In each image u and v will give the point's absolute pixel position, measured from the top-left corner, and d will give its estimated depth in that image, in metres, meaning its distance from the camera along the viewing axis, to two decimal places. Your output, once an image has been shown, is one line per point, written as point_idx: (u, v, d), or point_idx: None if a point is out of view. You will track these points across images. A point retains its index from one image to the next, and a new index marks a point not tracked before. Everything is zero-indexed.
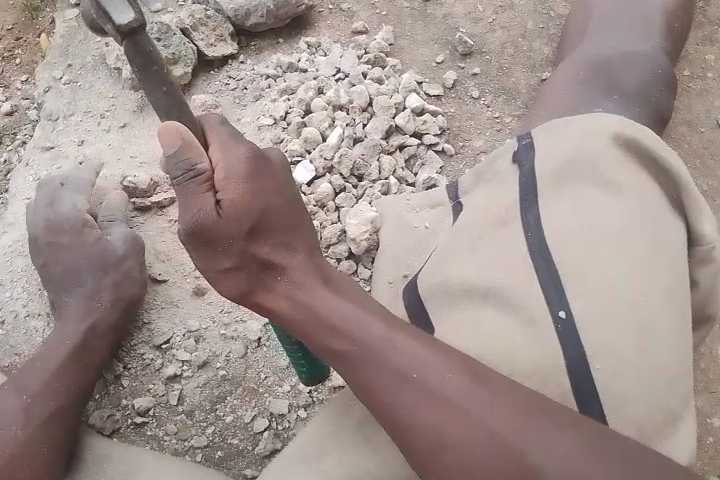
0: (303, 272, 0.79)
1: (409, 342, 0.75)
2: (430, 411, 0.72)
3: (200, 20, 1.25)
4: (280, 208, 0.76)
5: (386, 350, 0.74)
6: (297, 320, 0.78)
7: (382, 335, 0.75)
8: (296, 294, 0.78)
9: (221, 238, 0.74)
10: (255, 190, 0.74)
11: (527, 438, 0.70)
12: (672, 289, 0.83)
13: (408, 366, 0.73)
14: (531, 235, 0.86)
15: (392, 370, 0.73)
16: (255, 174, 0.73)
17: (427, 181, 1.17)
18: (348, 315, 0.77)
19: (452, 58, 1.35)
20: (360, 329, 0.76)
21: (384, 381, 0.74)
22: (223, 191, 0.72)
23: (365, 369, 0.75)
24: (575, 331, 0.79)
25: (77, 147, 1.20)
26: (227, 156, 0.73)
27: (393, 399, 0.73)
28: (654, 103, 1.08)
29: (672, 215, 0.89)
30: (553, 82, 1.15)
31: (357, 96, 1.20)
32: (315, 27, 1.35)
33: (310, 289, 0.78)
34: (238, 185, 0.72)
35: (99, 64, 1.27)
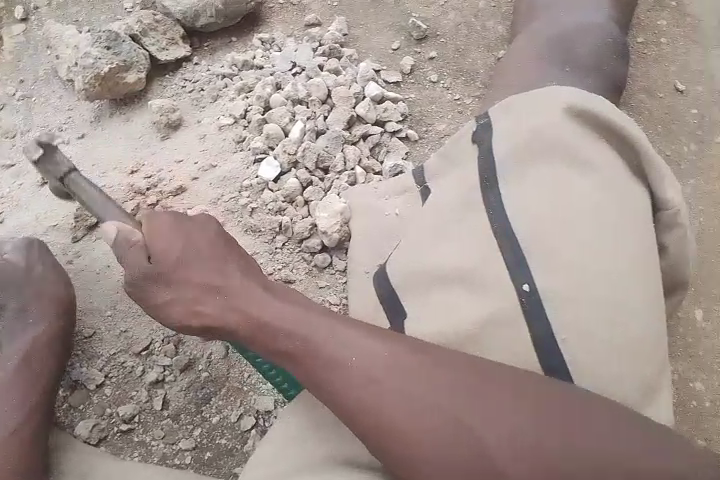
0: (246, 288, 0.84)
1: (350, 333, 0.79)
2: (374, 394, 0.75)
3: (150, 25, 1.24)
4: (207, 243, 0.86)
5: (324, 343, 0.78)
6: (242, 326, 0.82)
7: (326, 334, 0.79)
8: (237, 308, 0.83)
9: (159, 283, 0.83)
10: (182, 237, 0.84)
11: (474, 409, 0.72)
12: (639, 254, 0.84)
13: (350, 355, 0.77)
14: (494, 215, 0.88)
15: (333, 357, 0.78)
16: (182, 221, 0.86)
17: (394, 168, 1.17)
18: (288, 318, 0.81)
19: (408, 44, 1.35)
20: (308, 330, 0.80)
21: (332, 374, 0.77)
22: (155, 248, 0.83)
23: (313, 366, 0.78)
24: (539, 304, 0.81)
25: (37, 163, 1.18)
26: (155, 218, 0.85)
27: (341, 389, 0.76)
28: (608, 72, 1.09)
29: (635, 183, 0.91)
30: (510, 60, 1.16)
31: (315, 89, 1.19)
32: (268, 23, 1.34)
33: (253, 299, 0.83)
34: (166, 236, 0.84)
35: (51, 78, 1.25)
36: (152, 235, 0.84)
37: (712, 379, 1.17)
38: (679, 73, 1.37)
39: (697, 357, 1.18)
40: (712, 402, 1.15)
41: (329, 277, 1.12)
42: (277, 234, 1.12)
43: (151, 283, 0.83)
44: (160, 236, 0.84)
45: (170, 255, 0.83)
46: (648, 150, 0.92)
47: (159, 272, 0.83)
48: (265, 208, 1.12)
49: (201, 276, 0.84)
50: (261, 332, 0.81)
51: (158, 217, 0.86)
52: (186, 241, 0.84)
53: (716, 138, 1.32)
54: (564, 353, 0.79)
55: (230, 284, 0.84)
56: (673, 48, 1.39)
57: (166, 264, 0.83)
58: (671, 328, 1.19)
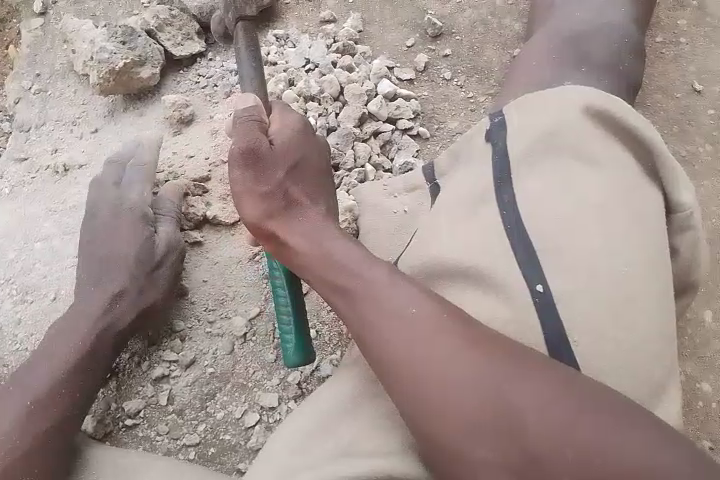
0: (324, 221, 0.88)
1: (399, 289, 0.77)
2: (408, 345, 0.73)
3: (165, 20, 1.25)
4: (310, 170, 0.93)
5: (377, 290, 0.78)
6: (314, 252, 0.84)
7: (388, 283, 0.78)
8: (311, 232, 0.86)
9: (266, 162, 0.88)
10: (297, 150, 0.92)
11: (499, 385, 0.68)
12: (651, 257, 0.83)
13: (399, 305, 0.76)
14: (507, 216, 0.86)
15: (381, 307, 0.76)
16: (300, 133, 0.93)
17: (404, 165, 1.17)
18: (353, 260, 0.82)
19: (422, 41, 1.34)
20: (368, 270, 0.80)
21: (386, 325, 0.75)
22: (277, 139, 0.90)
23: (363, 309, 0.78)
24: (553, 307, 0.79)
25: (51, 155, 1.20)
26: (284, 122, 0.93)
27: (390, 344, 0.74)
28: (624, 71, 1.07)
29: (648, 185, 0.89)
30: (524, 57, 1.14)
31: (328, 86, 1.19)
32: (283, 19, 1.34)
33: (327, 232, 0.86)
34: (287, 135, 0.91)
35: (68, 72, 1.26)
36: (275, 130, 0.92)
37: None
38: (699, 74, 1.34)
39: (710, 364, 1.15)
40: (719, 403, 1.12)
41: None
42: None
43: (258, 163, 0.87)
44: (281, 131, 0.92)
45: (285, 154, 0.90)
46: (664, 153, 0.90)
47: (270, 158, 0.88)
48: None
49: (293, 190, 0.90)
50: (328, 262, 0.83)
51: (289, 121, 0.93)
52: (297, 155, 0.91)
53: None
54: (576, 357, 0.77)
55: (309, 211, 0.89)
56: (692, 48, 1.37)
57: (281, 152, 0.89)
58: (679, 329, 1.16)
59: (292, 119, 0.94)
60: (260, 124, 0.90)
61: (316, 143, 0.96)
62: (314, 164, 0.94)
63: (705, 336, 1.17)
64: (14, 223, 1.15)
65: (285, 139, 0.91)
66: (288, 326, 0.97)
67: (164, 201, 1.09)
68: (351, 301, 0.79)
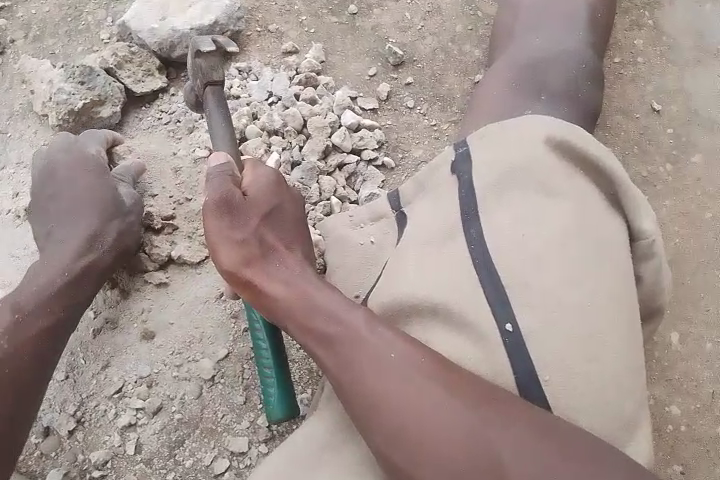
0: (304, 269, 0.85)
1: (382, 335, 0.77)
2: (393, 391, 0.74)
3: (125, 58, 1.23)
4: (288, 216, 0.91)
5: (360, 338, 0.77)
6: (292, 300, 0.82)
7: (369, 330, 0.78)
8: (291, 280, 0.84)
9: (240, 212, 0.86)
10: (275, 197, 0.90)
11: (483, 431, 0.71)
12: (615, 288, 0.85)
13: (383, 350, 0.76)
14: (474, 250, 0.87)
15: (366, 353, 0.76)
16: (275, 181, 0.92)
17: (369, 196, 1.17)
18: (333, 307, 0.81)
19: (384, 70, 1.34)
20: (350, 318, 0.79)
21: (368, 372, 0.76)
22: (250, 190, 0.89)
23: (345, 356, 0.77)
24: (522, 345, 0.80)
25: (12, 201, 1.17)
26: (259, 174, 0.91)
27: (372, 392, 0.75)
28: (582, 99, 1.09)
29: (611, 215, 0.91)
30: (485, 85, 1.15)
31: (291, 119, 1.19)
32: (245, 51, 1.34)
33: (308, 280, 0.84)
34: (262, 184, 0.90)
35: (27, 113, 1.25)
36: (249, 182, 0.90)
37: (688, 401, 1.16)
38: (656, 93, 1.37)
39: (677, 386, 1.17)
40: (687, 426, 1.14)
41: None
42: None
43: (232, 212, 0.85)
44: (256, 181, 0.90)
45: (260, 204, 0.88)
46: (626, 184, 0.92)
47: (244, 208, 0.86)
48: None
49: (269, 235, 0.87)
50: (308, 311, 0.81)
51: (262, 173, 0.92)
52: (274, 203, 0.90)
53: (693, 159, 1.32)
54: (545, 392, 0.79)
55: (285, 257, 0.87)
56: (649, 67, 1.39)
57: (255, 203, 0.88)
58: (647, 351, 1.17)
59: (266, 170, 0.92)
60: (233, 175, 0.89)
61: (292, 190, 0.94)
62: (291, 212, 0.91)
63: (672, 359, 1.18)
64: None
65: (259, 188, 0.89)
66: (270, 378, 0.97)
67: (127, 172, 1.12)
68: (332, 351, 0.78)
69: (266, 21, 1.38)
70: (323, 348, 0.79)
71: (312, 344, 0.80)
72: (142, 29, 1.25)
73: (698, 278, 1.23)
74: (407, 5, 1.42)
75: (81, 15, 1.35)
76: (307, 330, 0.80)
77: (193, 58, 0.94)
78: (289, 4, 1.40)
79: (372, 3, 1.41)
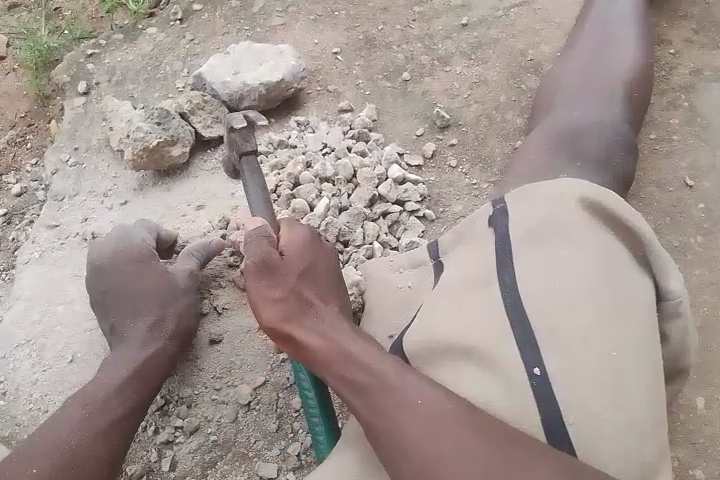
0: (338, 320, 0.93)
1: (411, 382, 0.84)
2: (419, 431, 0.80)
3: (197, 105, 1.36)
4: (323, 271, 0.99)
5: (390, 384, 0.84)
6: (327, 350, 0.89)
7: (397, 378, 0.84)
8: (326, 332, 0.91)
9: (278, 270, 0.93)
10: (308, 255, 0.98)
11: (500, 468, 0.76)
12: (642, 340, 0.89)
13: (411, 394, 0.83)
14: (506, 296, 0.93)
15: (396, 395, 0.83)
16: (311, 242, 1.00)
17: (409, 244, 1.25)
18: (367, 355, 0.88)
19: (431, 131, 1.45)
20: (381, 367, 0.86)
21: (398, 412, 0.82)
22: (287, 251, 0.97)
23: (377, 401, 0.84)
24: (549, 389, 0.84)
25: (81, 224, 1.29)
26: (292, 234, 0.99)
27: (403, 431, 0.81)
28: (615, 168, 1.17)
29: (639, 273, 0.97)
30: (525, 149, 1.23)
31: (342, 168, 1.29)
32: (304, 107, 1.47)
33: (340, 330, 0.91)
34: (297, 245, 0.98)
35: (104, 146, 1.37)
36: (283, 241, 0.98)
37: (714, 468, 1.16)
38: (691, 169, 1.43)
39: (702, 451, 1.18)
40: None
41: None
42: None
43: (270, 271, 0.93)
44: (292, 243, 0.98)
45: (296, 263, 0.96)
46: (656, 247, 0.98)
47: (282, 267, 0.94)
48: None
49: (305, 292, 0.94)
50: (342, 360, 0.88)
51: (297, 233, 1.00)
52: (309, 260, 0.98)
53: None
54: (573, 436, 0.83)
55: (322, 311, 0.94)
56: (683, 145, 1.46)
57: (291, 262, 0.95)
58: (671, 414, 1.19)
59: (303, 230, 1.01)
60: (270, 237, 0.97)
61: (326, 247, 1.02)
62: (324, 267, 1.00)
63: (699, 422, 1.19)
64: (36, 295, 1.22)
65: (294, 249, 0.97)
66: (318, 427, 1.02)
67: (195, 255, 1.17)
68: (364, 396, 0.85)
69: (325, 82, 1.51)
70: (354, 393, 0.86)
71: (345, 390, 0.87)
72: (216, 80, 1.39)
73: None
74: (456, 75, 1.54)
75: (160, 65, 1.52)
76: (341, 378, 0.87)
77: (230, 134, 1.05)
78: (348, 69, 1.54)
79: (424, 72, 1.55)
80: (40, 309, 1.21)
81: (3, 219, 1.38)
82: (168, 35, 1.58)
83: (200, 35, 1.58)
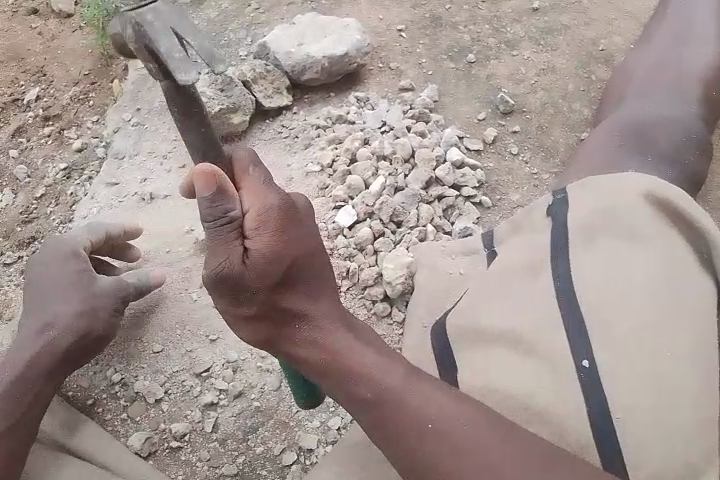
0: (334, 321, 0.83)
1: (423, 387, 0.81)
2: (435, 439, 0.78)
3: (260, 74, 1.36)
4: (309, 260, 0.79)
5: (398, 392, 0.80)
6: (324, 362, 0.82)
7: (404, 385, 0.81)
8: (319, 340, 0.82)
9: (247, 284, 0.75)
10: (285, 239, 0.75)
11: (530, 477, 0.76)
12: (699, 345, 0.84)
13: (422, 402, 0.80)
14: (559, 286, 0.90)
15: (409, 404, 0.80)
16: (286, 221, 0.75)
17: (463, 230, 1.22)
18: (372, 363, 0.82)
19: (493, 116, 1.41)
20: (385, 375, 0.81)
21: (407, 431, 0.79)
22: (252, 242, 0.74)
23: (385, 411, 0.80)
24: (597, 381, 0.82)
25: (139, 184, 1.30)
26: (260, 203, 0.74)
27: (414, 446, 0.79)
28: (688, 167, 1.11)
29: (704, 272, 0.91)
30: (594, 140, 1.18)
31: (400, 148, 1.27)
32: (365, 83, 1.44)
33: (337, 336, 0.82)
34: (264, 233, 0.74)
35: (165, 109, 1.38)
36: (252, 218, 0.74)
37: None
38: None
39: None
40: None
41: (386, 327, 1.17)
42: (343, 279, 1.18)
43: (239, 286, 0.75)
44: (254, 229, 0.74)
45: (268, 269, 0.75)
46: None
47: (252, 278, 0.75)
48: (337, 252, 1.20)
49: (289, 300, 0.79)
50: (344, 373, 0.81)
51: (263, 209, 0.74)
52: (292, 250, 0.77)
53: None
54: (618, 434, 0.79)
55: (312, 317, 0.82)
56: None
57: (261, 264, 0.74)
58: None
59: (271, 196, 0.75)
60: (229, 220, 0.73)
61: (302, 218, 0.78)
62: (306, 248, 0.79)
63: None
64: None
65: (262, 242, 0.74)
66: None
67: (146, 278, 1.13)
68: (370, 409, 0.81)
69: (388, 59, 1.49)
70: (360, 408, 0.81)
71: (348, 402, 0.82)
72: (279, 50, 1.38)
73: None
74: (523, 60, 1.50)
75: (224, 32, 1.51)
76: (344, 391, 0.81)
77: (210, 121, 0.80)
78: (412, 47, 1.51)
79: (490, 55, 1.51)
80: None
81: (62, 174, 1.40)
82: (233, 2, 1.57)
83: (265, 3, 1.57)
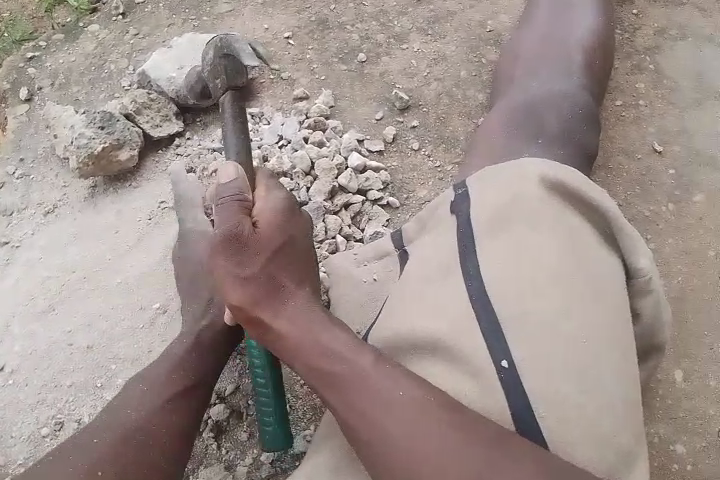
0: (309, 302, 0.84)
1: (401, 379, 0.76)
2: (401, 431, 0.73)
3: (144, 104, 1.30)
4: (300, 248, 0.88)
5: (369, 381, 0.76)
6: (303, 346, 0.80)
7: (378, 374, 0.77)
8: (298, 320, 0.82)
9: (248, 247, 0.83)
10: (284, 226, 0.86)
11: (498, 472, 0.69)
12: (606, 328, 0.82)
13: (395, 393, 0.75)
14: (470, 283, 0.85)
15: (379, 398, 0.75)
16: (284, 212, 0.87)
17: (374, 235, 1.20)
18: (345, 350, 0.79)
19: (391, 113, 1.40)
20: (360, 359, 0.78)
21: (374, 409, 0.75)
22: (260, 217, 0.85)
23: (356, 402, 0.76)
24: (520, 382, 0.77)
25: (30, 239, 1.23)
26: (266, 199, 0.88)
27: (379, 431, 0.74)
28: (579, 142, 1.12)
29: (604, 250, 0.92)
30: (484, 126, 1.19)
31: (299, 161, 1.24)
32: (258, 98, 1.40)
33: (314, 321, 0.82)
34: (270, 213, 0.86)
35: (50, 156, 1.32)
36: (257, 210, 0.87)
37: (694, 441, 1.13)
38: (658, 134, 1.39)
39: (682, 425, 1.15)
40: (694, 466, 1.11)
41: None
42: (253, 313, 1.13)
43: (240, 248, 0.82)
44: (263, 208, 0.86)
45: (268, 234, 0.84)
46: (622, 223, 0.92)
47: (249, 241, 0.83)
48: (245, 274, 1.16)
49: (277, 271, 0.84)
50: (321, 354, 0.79)
51: (272, 200, 0.88)
52: (287, 234, 0.86)
53: (696, 199, 1.33)
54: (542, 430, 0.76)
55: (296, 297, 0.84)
56: (651, 110, 1.42)
57: (265, 232, 0.84)
58: (649, 389, 1.17)
59: (277, 195, 0.89)
60: (240, 203, 0.86)
61: (301, 219, 0.90)
62: (300, 244, 0.88)
63: (677, 397, 1.17)
64: None
65: (266, 217, 0.86)
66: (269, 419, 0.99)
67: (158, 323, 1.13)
68: (337, 388, 0.77)
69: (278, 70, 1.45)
70: (327, 384, 0.78)
71: (320, 382, 0.79)
72: (161, 78, 1.33)
73: (702, 316, 1.23)
74: (413, 53, 1.49)
75: (104, 64, 1.45)
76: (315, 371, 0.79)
77: (220, 59, 0.90)
78: (301, 53, 1.48)
79: (380, 51, 1.49)
80: None
81: None
82: (111, 31, 1.51)
83: (145, 28, 1.51)
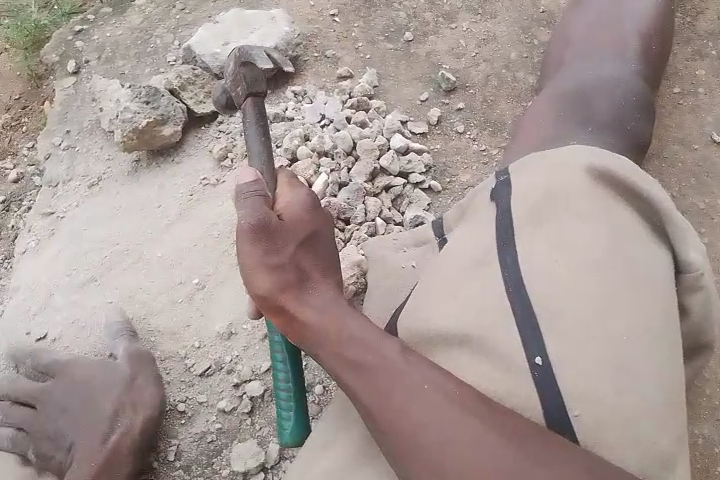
0: (334, 294, 0.83)
1: (427, 370, 0.74)
2: (433, 423, 0.70)
3: (188, 80, 1.30)
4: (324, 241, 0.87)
5: (397, 370, 0.74)
6: (330, 333, 0.78)
7: (406, 364, 0.75)
8: (323, 308, 0.80)
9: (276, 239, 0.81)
10: (308, 221, 0.85)
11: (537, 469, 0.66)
12: (649, 324, 0.78)
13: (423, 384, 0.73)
14: (507, 272, 0.83)
15: (408, 388, 0.73)
16: (308, 207, 0.87)
17: (415, 219, 1.17)
18: (372, 338, 0.77)
19: (435, 95, 1.36)
20: (386, 349, 0.76)
21: (404, 400, 0.72)
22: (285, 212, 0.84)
23: (384, 393, 0.73)
24: (554, 379, 0.75)
25: (74, 211, 1.25)
26: (290, 195, 0.87)
27: (410, 423, 0.71)
28: (635, 131, 1.08)
29: (652, 241, 0.87)
30: (532, 111, 1.14)
31: (340, 141, 1.22)
32: (302, 76, 1.38)
33: (340, 309, 0.81)
34: (294, 210, 0.85)
35: (96, 129, 1.33)
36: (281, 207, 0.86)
37: None
38: (717, 123, 1.33)
39: None
40: None
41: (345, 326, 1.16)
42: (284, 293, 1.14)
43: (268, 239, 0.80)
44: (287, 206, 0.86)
45: (293, 228, 0.83)
46: (672, 213, 0.87)
47: (278, 232, 0.81)
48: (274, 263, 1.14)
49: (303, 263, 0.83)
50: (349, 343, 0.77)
51: (296, 198, 0.87)
52: (311, 228, 0.85)
53: None
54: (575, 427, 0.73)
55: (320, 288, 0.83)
56: (710, 98, 1.35)
57: (291, 225, 0.83)
58: (695, 389, 1.13)
59: (300, 192, 0.88)
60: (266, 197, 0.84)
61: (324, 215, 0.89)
62: (326, 239, 0.87)
63: None
64: (31, 296, 1.18)
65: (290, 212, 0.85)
66: (287, 413, 0.95)
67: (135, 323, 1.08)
68: (365, 378, 0.75)
69: (323, 47, 1.42)
70: (354, 373, 0.76)
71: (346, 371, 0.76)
72: (205, 54, 1.33)
73: None
74: (462, 33, 1.45)
75: (150, 39, 1.45)
76: (342, 360, 0.77)
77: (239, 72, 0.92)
78: (347, 31, 1.45)
79: (428, 30, 1.45)
80: (39, 297, 1.18)
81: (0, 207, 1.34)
82: (159, 6, 1.51)
83: (191, 3, 1.51)
